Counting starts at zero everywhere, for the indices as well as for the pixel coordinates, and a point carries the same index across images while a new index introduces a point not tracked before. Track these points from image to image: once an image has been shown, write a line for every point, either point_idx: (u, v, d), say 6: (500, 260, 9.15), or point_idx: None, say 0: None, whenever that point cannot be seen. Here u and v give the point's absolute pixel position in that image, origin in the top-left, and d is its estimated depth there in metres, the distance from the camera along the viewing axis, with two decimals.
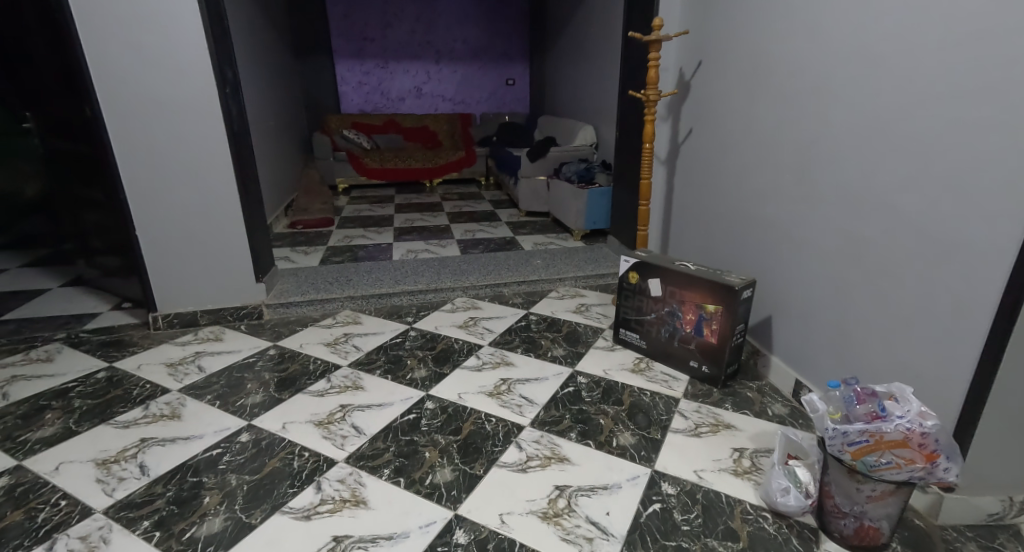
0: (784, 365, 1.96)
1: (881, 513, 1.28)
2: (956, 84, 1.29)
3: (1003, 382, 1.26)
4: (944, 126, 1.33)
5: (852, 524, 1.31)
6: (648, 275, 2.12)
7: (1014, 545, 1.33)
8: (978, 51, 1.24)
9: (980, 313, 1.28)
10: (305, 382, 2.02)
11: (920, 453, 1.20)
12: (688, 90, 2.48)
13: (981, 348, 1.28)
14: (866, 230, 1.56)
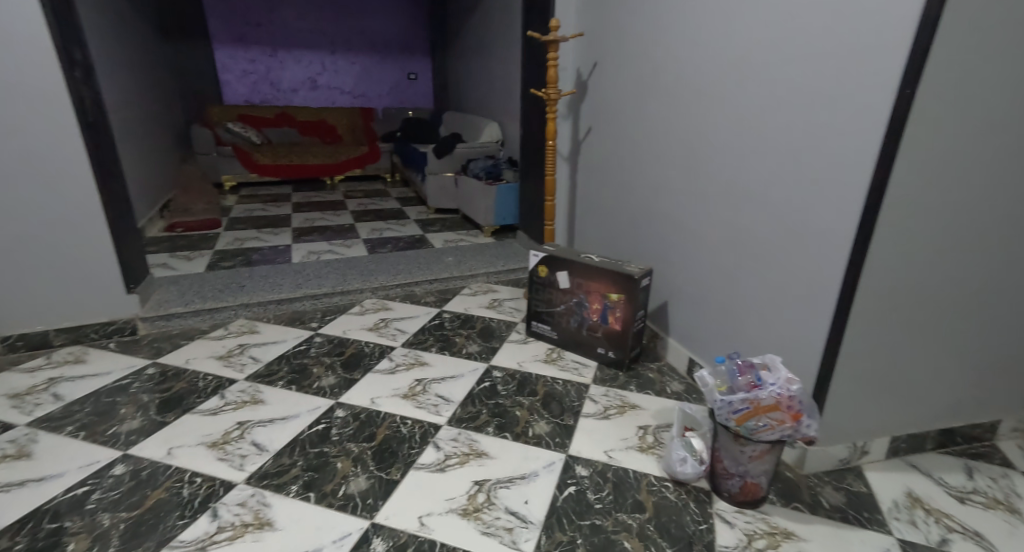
0: (679, 345, 2.14)
1: (761, 471, 1.43)
2: (805, 88, 1.47)
3: (847, 347, 1.47)
4: (798, 126, 1.50)
5: (738, 483, 1.45)
6: (556, 268, 2.21)
7: (859, 483, 1.55)
8: (819, 60, 1.43)
9: (829, 289, 1.48)
10: (194, 400, 1.91)
11: (787, 413, 1.37)
12: (586, 89, 2.60)
13: (830, 319, 1.48)
14: (742, 218, 1.74)
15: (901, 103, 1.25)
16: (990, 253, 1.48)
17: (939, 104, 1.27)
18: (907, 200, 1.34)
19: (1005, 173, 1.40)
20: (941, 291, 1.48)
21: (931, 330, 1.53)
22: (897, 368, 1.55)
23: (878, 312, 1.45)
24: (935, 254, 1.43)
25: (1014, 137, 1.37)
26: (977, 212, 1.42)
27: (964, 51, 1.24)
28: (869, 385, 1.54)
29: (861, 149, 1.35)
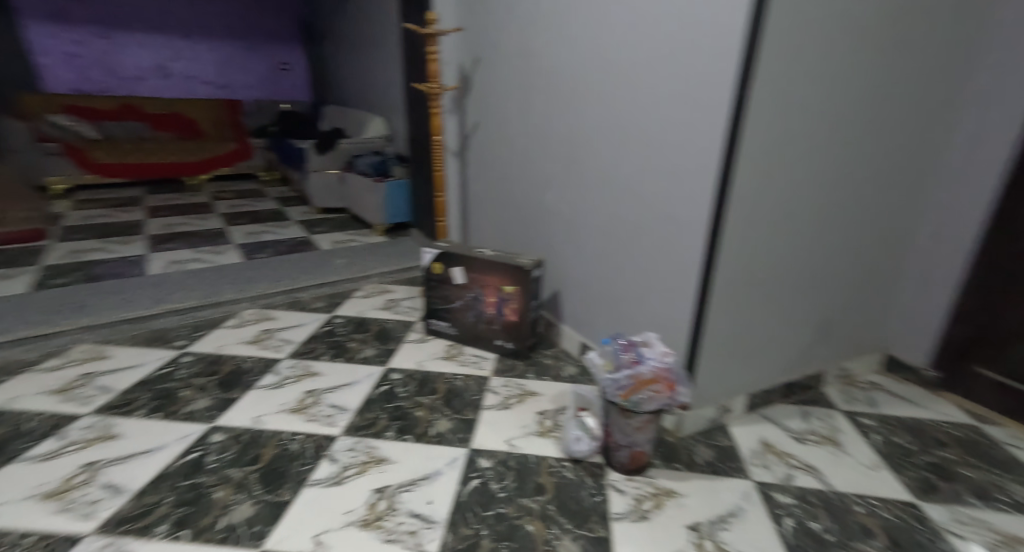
0: (571, 330, 2.25)
1: (644, 439, 1.55)
2: (662, 86, 1.60)
3: (709, 319, 1.64)
4: (658, 120, 1.64)
5: (626, 453, 1.57)
6: (451, 264, 2.23)
7: (725, 438, 1.74)
8: (671, 59, 1.56)
9: (689, 268, 1.63)
10: (20, 447, 1.67)
11: (664, 383, 1.49)
12: (469, 84, 2.63)
13: (694, 296, 1.64)
14: (618, 207, 1.86)
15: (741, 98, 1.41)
16: (820, 228, 1.71)
17: (773, 98, 1.43)
18: (751, 184, 1.51)
19: (829, 158, 1.61)
20: (783, 263, 1.70)
21: (776, 297, 1.74)
22: (751, 332, 1.75)
23: (733, 284, 1.63)
24: (777, 231, 1.63)
25: (836, 127, 1.58)
26: (808, 193, 1.63)
27: (791, 51, 1.41)
28: (730, 349, 1.74)
29: (707, 141, 1.50)
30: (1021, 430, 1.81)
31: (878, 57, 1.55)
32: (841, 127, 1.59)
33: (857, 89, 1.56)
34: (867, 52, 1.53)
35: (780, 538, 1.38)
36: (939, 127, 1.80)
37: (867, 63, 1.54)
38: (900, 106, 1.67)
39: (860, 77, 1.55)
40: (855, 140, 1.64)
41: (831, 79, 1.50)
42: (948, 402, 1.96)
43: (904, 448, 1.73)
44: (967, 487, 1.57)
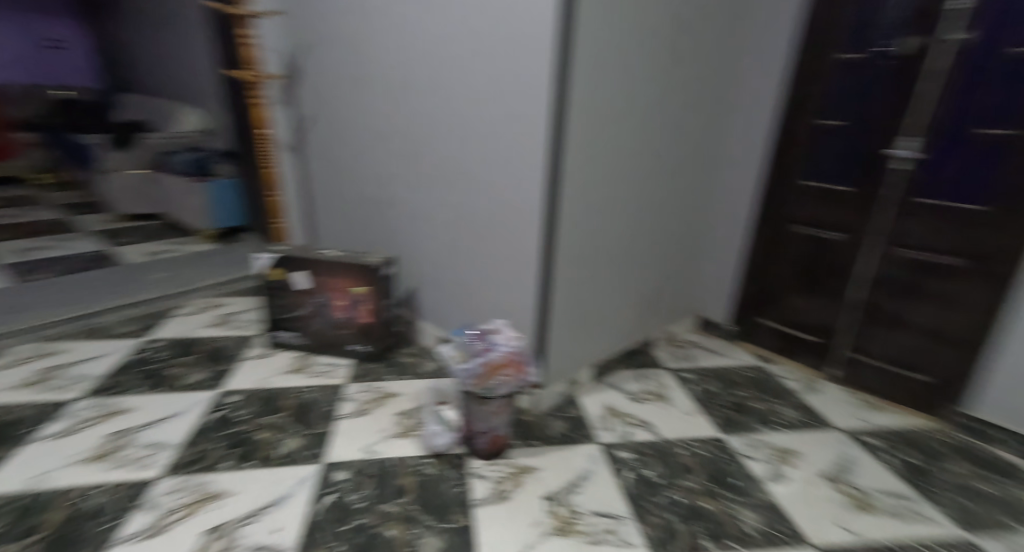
0: (429, 325, 2.25)
1: (501, 423, 1.62)
2: (491, 79, 1.65)
3: (552, 300, 1.75)
4: (490, 112, 1.69)
5: (485, 439, 1.61)
6: (292, 269, 2.08)
7: (574, 409, 1.88)
8: (498, 53, 1.60)
9: (530, 256, 1.72)
10: None
11: (515, 366, 1.56)
12: (294, 73, 2.46)
13: (536, 282, 1.73)
14: (459, 198, 1.89)
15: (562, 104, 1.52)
16: (636, 212, 1.92)
17: (586, 100, 1.56)
18: (579, 179, 1.64)
19: (636, 149, 1.80)
20: (611, 246, 1.87)
21: (608, 277, 1.92)
22: (591, 312, 1.92)
23: (573, 273, 1.77)
24: (602, 218, 1.79)
25: (639, 121, 1.77)
26: (623, 181, 1.81)
27: (597, 56, 1.53)
28: (574, 329, 1.88)
29: (536, 132, 1.58)
30: (789, 365, 2.20)
31: (665, 58, 1.75)
32: (642, 121, 1.77)
33: (651, 86, 1.75)
34: (656, 54, 1.71)
35: (623, 490, 1.54)
36: (719, 117, 2.10)
37: (656, 63, 1.73)
38: (687, 101, 1.92)
39: (653, 76, 1.74)
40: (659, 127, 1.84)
41: (631, 79, 1.67)
42: (743, 349, 2.32)
43: (713, 393, 2.01)
44: (755, 417, 1.88)
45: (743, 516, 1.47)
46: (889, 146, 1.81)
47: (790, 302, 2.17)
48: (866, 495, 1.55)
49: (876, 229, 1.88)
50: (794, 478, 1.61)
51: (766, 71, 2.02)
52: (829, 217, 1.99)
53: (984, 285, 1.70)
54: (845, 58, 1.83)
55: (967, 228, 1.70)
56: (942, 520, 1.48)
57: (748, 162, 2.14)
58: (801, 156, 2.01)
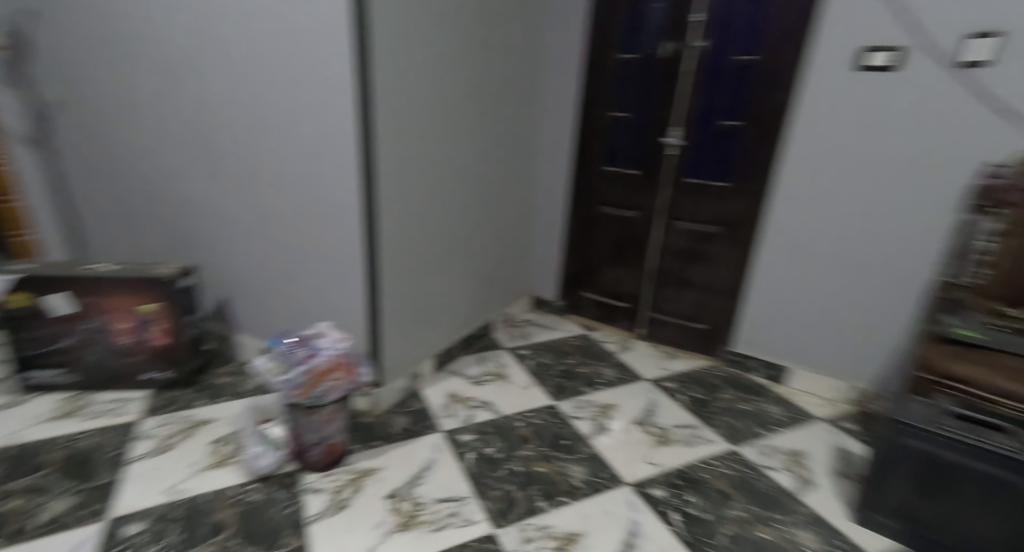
0: (249, 339, 2.09)
1: (337, 430, 1.58)
2: (290, 69, 1.56)
3: (381, 297, 1.74)
4: (293, 105, 1.60)
5: (319, 449, 1.57)
6: (44, 291, 1.78)
7: (417, 402, 1.92)
8: (293, 42, 1.52)
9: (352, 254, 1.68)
10: None
11: (344, 369, 1.53)
12: (34, 57, 2.04)
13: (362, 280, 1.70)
14: (270, 197, 1.78)
15: (366, 98, 1.50)
16: (458, 202, 1.98)
17: (392, 95, 1.57)
18: (394, 173, 1.65)
19: (451, 142, 1.86)
20: (437, 237, 1.92)
21: (437, 267, 1.96)
22: (424, 304, 1.95)
23: (399, 266, 1.78)
24: (425, 210, 1.82)
25: (451, 114, 1.82)
26: (442, 174, 1.86)
27: (401, 49, 1.55)
28: (409, 322, 1.90)
29: (343, 126, 1.54)
30: (609, 330, 2.46)
31: (469, 52, 1.82)
32: (454, 114, 1.83)
33: (459, 80, 1.81)
34: (460, 49, 1.77)
35: (466, 472, 1.62)
36: (529, 105, 2.25)
37: (461, 58, 1.79)
38: (496, 93, 2.03)
39: (458, 71, 1.80)
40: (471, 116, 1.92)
41: (437, 74, 1.71)
42: (571, 321, 2.53)
43: (547, 364, 2.18)
44: (582, 380, 2.08)
45: (573, 471, 1.64)
46: (663, 135, 2.08)
47: (605, 275, 2.42)
48: (664, 431, 1.82)
49: (659, 205, 2.17)
50: (614, 428, 1.83)
51: (565, 63, 2.21)
52: (625, 197, 2.25)
53: (736, 246, 2.06)
54: (623, 58, 2.08)
55: (722, 202, 2.04)
56: (717, 440, 1.79)
57: (560, 147, 2.33)
58: (602, 141, 2.23)
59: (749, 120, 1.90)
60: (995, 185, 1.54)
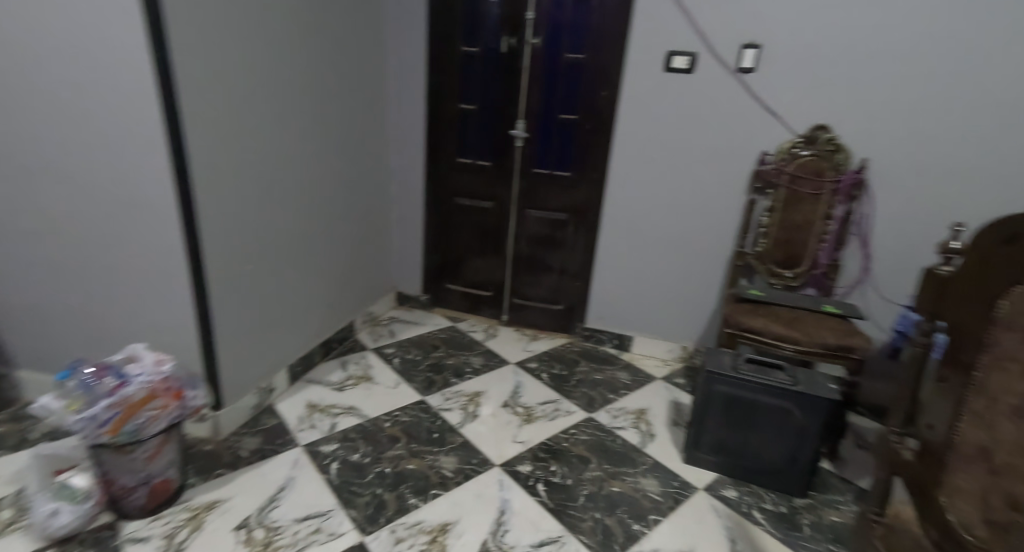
0: (38, 376, 1.78)
1: (163, 466, 1.42)
2: (74, 54, 1.34)
3: (213, 308, 1.60)
4: (82, 96, 1.39)
5: (143, 491, 1.39)
6: None
7: (272, 418, 1.81)
8: (76, 24, 1.31)
9: (174, 264, 1.51)
10: None
11: (167, 395, 1.38)
12: None
13: (188, 292, 1.54)
14: (59, 205, 1.52)
15: (172, 88, 1.36)
16: (299, 198, 1.88)
17: (206, 87, 1.44)
18: (215, 168, 1.51)
19: (284, 134, 1.76)
20: (275, 236, 1.80)
21: (279, 268, 1.85)
22: (267, 308, 1.82)
23: (230, 269, 1.64)
24: (259, 207, 1.70)
25: (281, 105, 1.72)
26: (276, 168, 1.75)
27: (210, 37, 1.42)
28: (251, 330, 1.76)
29: (148, 121, 1.37)
30: (475, 319, 2.51)
31: (297, 39, 1.74)
32: (283, 105, 1.73)
33: (287, 69, 1.72)
34: (284, 36, 1.68)
35: (329, 484, 1.55)
36: (372, 98, 2.20)
37: (287, 45, 1.70)
38: (333, 83, 1.95)
39: (285, 58, 1.70)
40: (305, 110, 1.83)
41: (260, 61, 1.60)
42: (438, 314, 2.53)
43: (414, 360, 2.16)
44: (451, 371, 2.10)
45: (443, 462, 1.66)
46: (511, 128, 2.16)
47: (469, 266, 2.45)
48: (529, 409, 1.91)
49: (513, 196, 2.25)
50: (483, 414, 1.87)
51: (406, 56, 2.21)
52: (480, 189, 2.29)
53: (584, 230, 2.21)
54: (466, 50, 2.12)
55: (569, 190, 2.17)
56: (576, 410, 1.92)
57: (408, 141, 2.32)
58: (450, 136, 2.26)
59: (582, 114, 2.05)
60: (763, 169, 1.90)
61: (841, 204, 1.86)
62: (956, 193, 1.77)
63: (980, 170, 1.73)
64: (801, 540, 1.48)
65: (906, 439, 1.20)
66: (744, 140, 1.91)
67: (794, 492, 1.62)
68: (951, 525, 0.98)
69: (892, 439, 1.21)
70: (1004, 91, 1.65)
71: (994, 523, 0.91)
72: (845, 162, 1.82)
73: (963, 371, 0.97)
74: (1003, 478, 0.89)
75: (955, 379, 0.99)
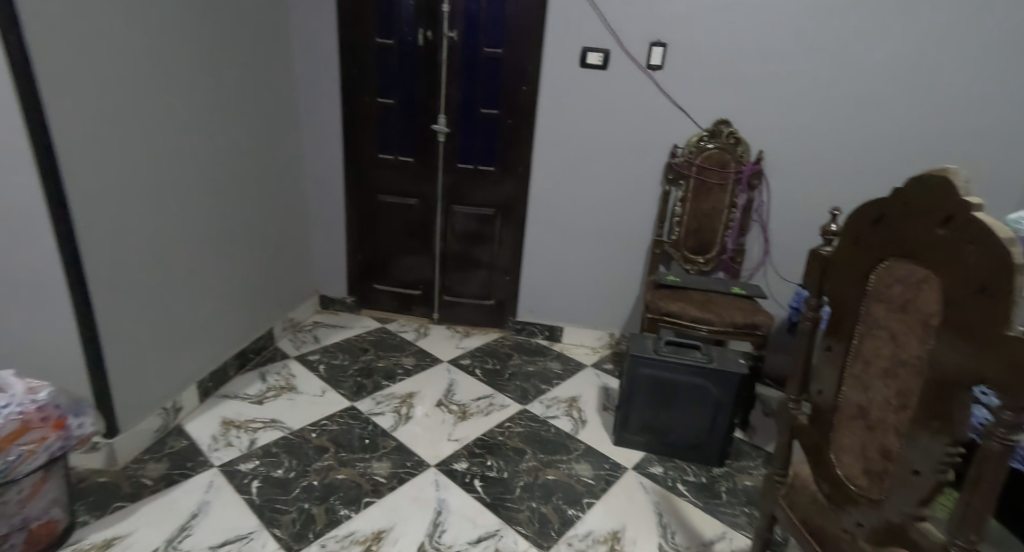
0: None
1: (44, 506, 1.26)
2: None
3: (100, 322, 1.45)
4: None
5: (20, 538, 1.21)
6: None
7: (180, 440, 1.67)
8: None
9: (49, 275, 1.34)
10: None
11: (45, 426, 1.23)
12: None
13: (68, 306, 1.38)
14: None
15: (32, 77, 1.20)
16: (199, 198, 1.74)
17: (74, 77, 1.29)
18: (92, 163, 1.37)
19: (176, 128, 1.62)
20: (173, 239, 1.66)
21: (179, 274, 1.70)
22: (168, 318, 1.68)
23: (118, 276, 1.48)
24: (150, 207, 1.56)
25: (171, 96, 1.59)
26: (169, 166, 1.61)
27: (78, 21, 1.28)
28: (149, 344, 1.62)
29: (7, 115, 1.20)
30: (406, 319, 2.46)
31: (185, 25, 1.61)
32: (175, 98, 1.60)
33: (176, 57, 1.59)
34: (171, 21, 1.56)
35: (249, 504, 1.46)
36: (281, 92, 2.10)
37: (175, 32, 1.58)
38: (233, 75, 1.84)
39: (173, 46, 1.57)
40: (201, 104, 1.71)
41: (142, 46, 1.47)
42: (367, 316, 2.46)
43: (341, 366, 2.09)
44: (382, 374, 2.05)
45: (376, 468, 1.61)
46: (433, 123, 2.13)
47: (397, 265, 2.40)
48: (463, 406, 1.91)
49: (439, 192, 2.23)
50: (416, 415, 1.84)
51: (317, 49, 2.12)
52: (405, 186, 2.25)
53: (511, 224, 2.24)
54: (382, 43, 2.07)
55: (494, 184, 2.19)
56: (510, 403, 1.95)
57: (323, 137, 2.24)
58: (367, 132, 2.20)
59: (503, 109, 2.08)
60: (675, 161, 2.02)
61: (742, 193, 2.03)
62: (840, 181, 1.99)
63: (857, 160, 1.96)
64: (720, 506, 1.59)
65: (802, 404, 1.16)
66: (657, 133, 2.03)
67: (713, 462, 1.74)
68: (839, 480, 0.99)
69: (788, 405, 1.16)
70: (871, 90, 1.88)
71: (870, 473, 0.92)
72: (746, 153, 1.98)
73: (844, 338, 0.98)
74: (879, 433, 0.89)
75: (838, 346, 0.99)
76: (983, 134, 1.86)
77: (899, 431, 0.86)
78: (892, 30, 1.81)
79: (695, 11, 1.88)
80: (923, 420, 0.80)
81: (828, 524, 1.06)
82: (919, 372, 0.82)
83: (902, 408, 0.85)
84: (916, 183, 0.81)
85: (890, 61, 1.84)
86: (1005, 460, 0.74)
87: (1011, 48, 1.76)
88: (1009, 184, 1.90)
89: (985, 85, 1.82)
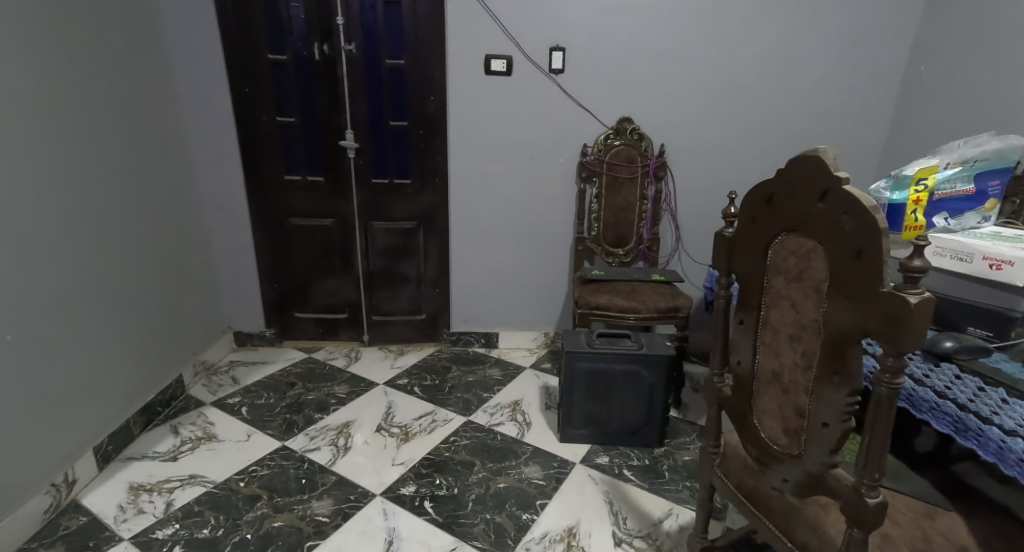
0: None
1: None
2: None
3: None
4: None
5: None
6: None
7: (77, 517, 1.45)
8: None
9: None
10: None
11: None
12: None
13: None
14: None
15: None
16: (72, 239, 1.54)
17: None
18: None
19: (35, 161, 1.42)
20: (45, 288, 1.46)
21: (54, 327, 1.49)
22: (47, 379, 1.46)
23: None
24: (11, 253, 1.36)
25: (25, 126, 1.39)
26: (33, 204, 1.41)
27: None
28: (29, 412, 1.41)
29: None
30: (333, 345, 2.34)
31: (36, 44, 1.42)
32: (37, 128, 1.42)
33: (28, 82, 1.39)
34: (21, 39, 1.37)
35: None
36: (164, 116, 1.92)
37: (26, 52, 1.39)
38: (103, 98, 1.65)
39: (23, 69, 1.38)
40: (70, 133, 1.53)
41: None
42: (290, 348, 2.31)
43: (266, 406, 1.93)
44: (313, 407, 1.93)
45: (316, 507, 1.51)
46: (340, 139, 2.05)
47: (316, 290, 2.27)
48: (405, 428, 1.84)
49: (355, 210, 2.15)
50: (355, 444, 1.76)
51: (199, 68, 1.97)
52: (316, 206, 2.14)
53: (431, 235, 2.21)
54: (275, 59, 1.96)
55: (409, 197, 2.14)
56: (453, 416, 1.91)
57: (218, 161, 2.08)
58: (268, 154, 2.07)
59: (412, 121, 2.05)
60: (586, 160, 2.10)
61: (651, 185, 2.13)
62: (734, 168, 2.17)
63: (747, 147, 2.14)
64: (664, 484, 1.66)
65: (726, 376, 1.21)
66: (566, 134, 2.10)
67: (654, 444, 1.82)
68: (765, 442, 1.05)
69: (713, 379, 1.21)
70: (750, 83, 2.07)
71: (789, 431, 0.99)
72: (649, 148, 2.08)
73: (753, 311, 1.04)
74: (792, 393, 0.96)
75: (748, 319, 1.06)
76: (845, 117, 2.11)
77: (808, 389, 0.93)
78: (763, 28, 2.00)
79: (590, 17, 1.97)
80: (826, 376, 0.89)
81: (759, 484, 1.14)
82: (819, 332, 0.90)
83: (808, 367, 0.93)
84: (797, 163, 0.90)
85: (764, 56, 2.04)
86: (894, 401, 0.81)
87: (857, 41, 2.02)
88: (869, 159, 2.16)
89: (842, 73, 2.06)
